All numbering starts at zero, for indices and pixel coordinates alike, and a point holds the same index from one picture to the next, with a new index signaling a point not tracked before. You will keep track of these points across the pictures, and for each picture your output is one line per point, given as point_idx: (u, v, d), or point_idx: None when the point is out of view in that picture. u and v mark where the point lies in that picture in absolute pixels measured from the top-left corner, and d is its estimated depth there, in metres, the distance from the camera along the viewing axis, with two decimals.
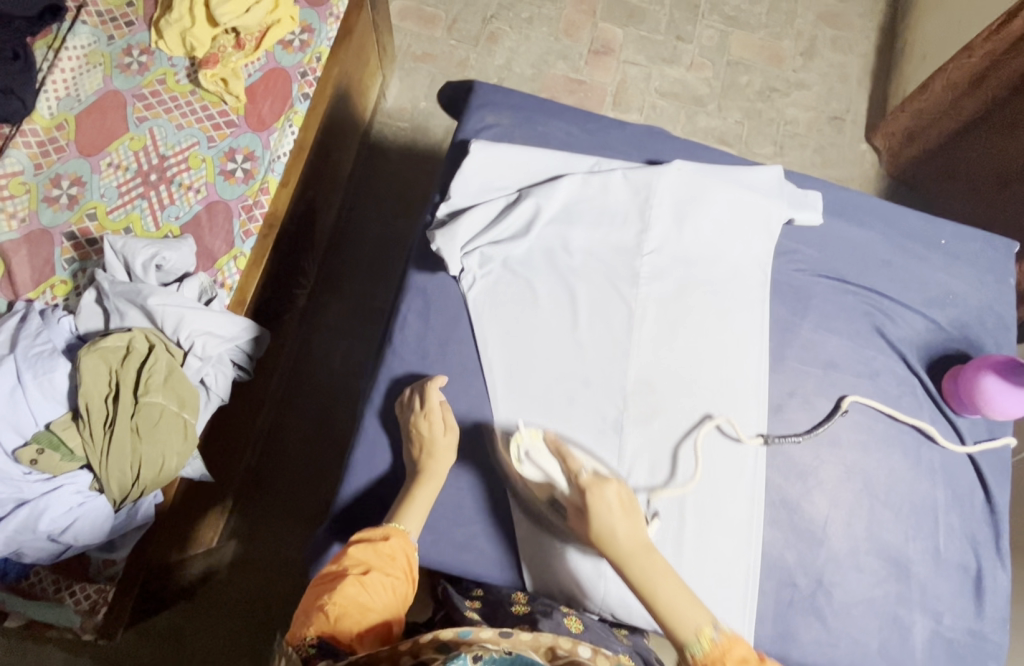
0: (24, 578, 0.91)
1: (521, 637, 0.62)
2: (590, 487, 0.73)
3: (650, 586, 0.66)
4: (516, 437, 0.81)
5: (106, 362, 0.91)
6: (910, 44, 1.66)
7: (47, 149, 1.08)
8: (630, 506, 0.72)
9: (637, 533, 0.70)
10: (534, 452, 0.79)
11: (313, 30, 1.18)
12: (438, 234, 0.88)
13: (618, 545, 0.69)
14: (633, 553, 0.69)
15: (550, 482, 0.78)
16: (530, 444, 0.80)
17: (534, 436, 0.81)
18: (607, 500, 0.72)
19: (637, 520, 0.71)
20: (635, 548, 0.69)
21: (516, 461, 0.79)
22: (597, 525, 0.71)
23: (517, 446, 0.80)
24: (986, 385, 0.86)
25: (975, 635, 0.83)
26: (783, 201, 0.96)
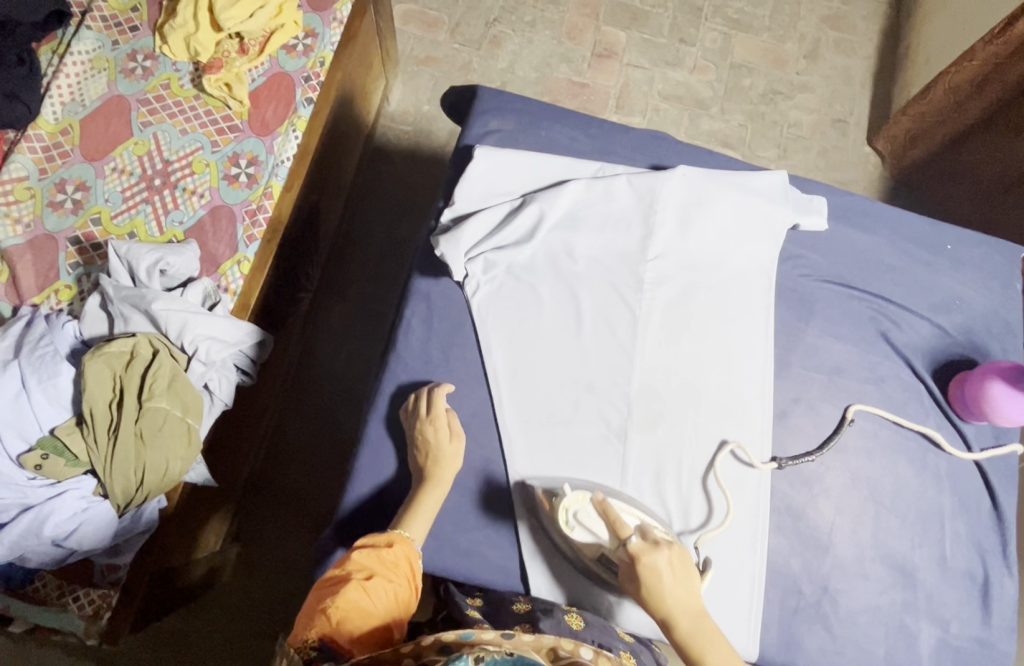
0: (29, 582, 0.91)
1: (524, 638, 0.62)
2: (641, 556, 0.71)
3: (703, 655, 0.68)
4: (563, 502, 0.77)
5: (111, 367, 0.91)
6: (914, 47, 1.65)
7: (52, 154, 1.08)
8: (682, 570, 0.72)
9: (690, 600, 0.71)
10: (582, 514, 0.77)
11: (317, 34, 1.18)
12: (442, 239, 0.88)
13: (672, 615, 0.70)
14: (687, 623, 0.70)
15: (599, 546, 0.76)
16: (579, 507, 0.77)
17: (582, 497, 0.78)
18: (659, 568, 0.71)
19: (688, 585, 0.71)
20: (689, 616, 0.70)
21: (567, 528, 0.76)
22: (650, 591, 0.70)
23: (566, 513, 0.76)
24: (992, 391, 0.85)
25: (983, 644, 0.82)
26: (788, 206, 0.96)
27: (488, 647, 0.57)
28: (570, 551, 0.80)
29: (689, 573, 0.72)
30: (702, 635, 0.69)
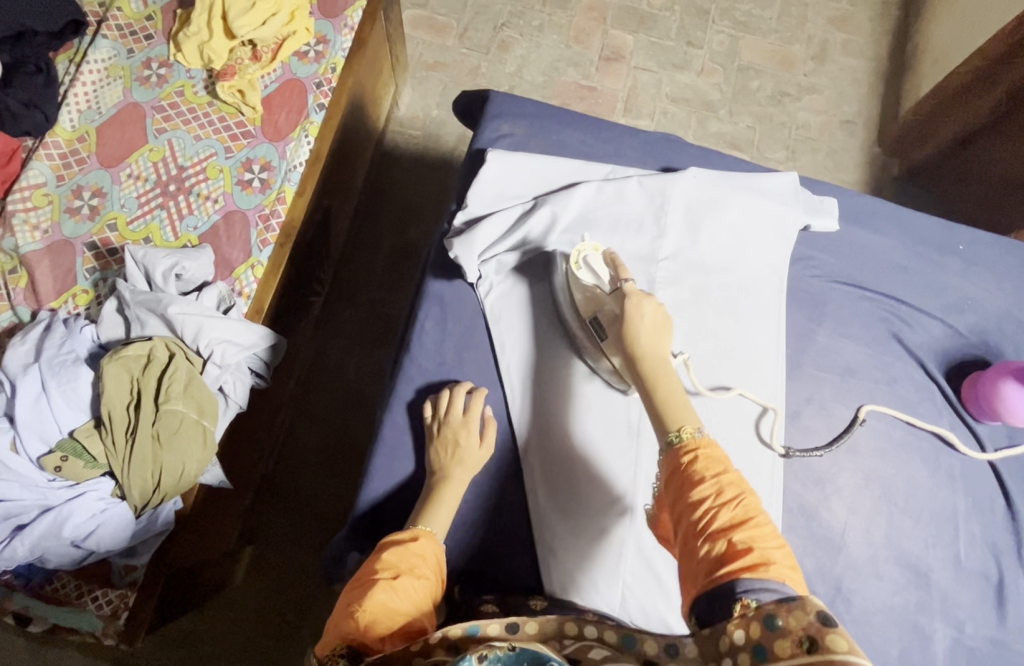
0: (48, 583, 0.93)
1: (528, 629, 0.63)
2: (631, 295, 0.78)
3: (654, 386, 0.72)
4: (579, 245, 0.87)
5: (128, 371, 0.92)
6: (922, 48, 1.65)
7: (69, 161, 1.09)
8: (661, 326, 0.77)
9: (659, 346, 0.75)
10: (592, 259, 0.86)
11: (328, 40, 1.20)
12: (455, 243, 0.89)
13: (638, 347, 0.75)
14: (650, 359, 0.74)
15: (595, 288, 0.84)
16: (591, 252, 0.86)
17: (597, 249, 0.87)
18: (643, 313, 0.77)
19: (665, 338, 0.76)
20: (653, 355, 0.74)
21: (574, 261, 0.85)
22: (627, 325, 0.76)
23: (579, 251, 0.86)
24: (1006, 392, 0.86)
25: (999, 645, 0.82)
26: (798, 207, 0.96)
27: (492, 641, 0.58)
28: (569, 319, 0.88)
29: (668, 332, 0.77)
30: (659, 372, 0.73)
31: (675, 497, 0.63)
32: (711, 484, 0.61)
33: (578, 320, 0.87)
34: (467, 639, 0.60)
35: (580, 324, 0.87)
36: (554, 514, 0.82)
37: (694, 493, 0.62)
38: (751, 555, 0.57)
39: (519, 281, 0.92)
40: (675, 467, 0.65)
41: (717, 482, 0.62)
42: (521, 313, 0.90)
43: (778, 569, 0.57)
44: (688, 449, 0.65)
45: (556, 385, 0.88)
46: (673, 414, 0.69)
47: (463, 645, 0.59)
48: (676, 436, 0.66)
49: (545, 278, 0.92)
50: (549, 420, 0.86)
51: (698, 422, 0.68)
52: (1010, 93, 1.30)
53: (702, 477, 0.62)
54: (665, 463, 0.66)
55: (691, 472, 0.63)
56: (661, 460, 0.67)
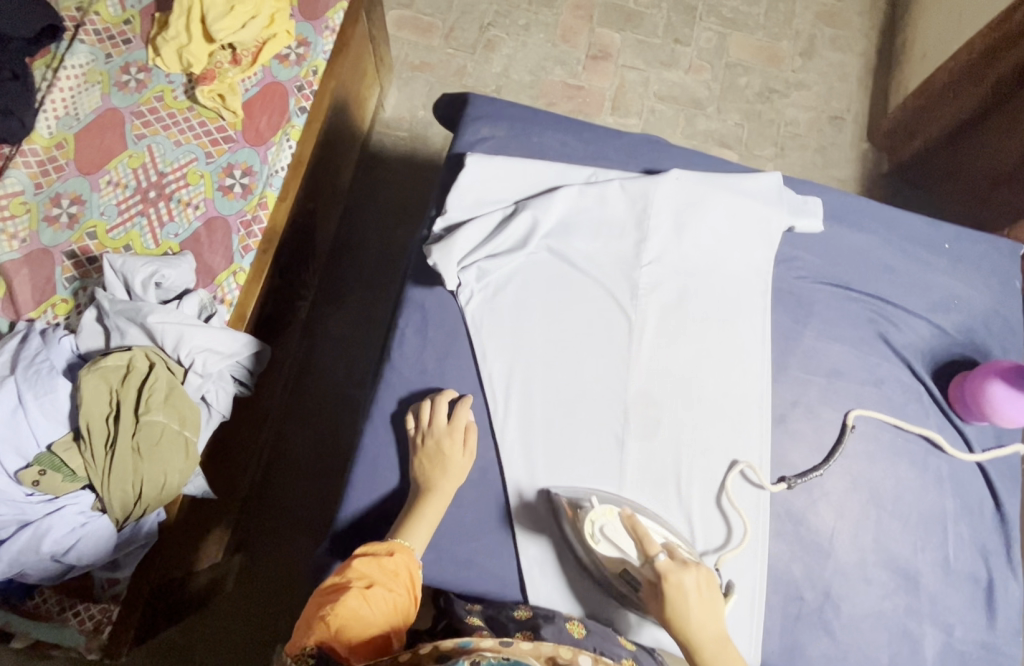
0: (28, 598, 0.90)
1: (522, 645, 0.63)
2: (668, 576, 0.70)
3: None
4: (589, 515, 0.78)
5: (107, 382, 0.91)
6: (910, 43, 1.64)
7: (47, 169, 1.08)
8: (707, 593, 0.70)
9: (714, 627, 0.69)
10: (608, 527, 0.77)
11: (309, 43, 1.18)
12: (434, 249, 0.88)
13: (693, 635, 0.68)
14: (711, 648, 0.68)
15: (624, 562, 0.76)
16: (606, 520, 0.78)
17: (609, 511, 0.79)
18: (686, 589, 0.70)
19: (715, 612, 0.70)
20: (714, 643, 0.68)
21: (592, 539, 0.77)
22: (675, 620, 0.69)
23: (592, 521, 0.77)
24: (992, 392, 0.85)
25: (988, 648, 0.81)
26: (783, 208, 0.95)
27: (486, 652, 0.58)
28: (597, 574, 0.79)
29: (716, 598, 0.71)
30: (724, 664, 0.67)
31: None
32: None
33: (603, 574, 0.78)
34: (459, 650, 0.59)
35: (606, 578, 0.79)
36: (537, 521, 0.82)
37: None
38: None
39: (537, 540, 0.81)
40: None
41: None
42: (503, 328, 0.88)
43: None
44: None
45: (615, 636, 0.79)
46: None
47: (455, 654, 0.58)
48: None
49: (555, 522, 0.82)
50: (531, 427, 0.85)
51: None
52: (996, 87, 1.29)
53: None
54: None
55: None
56: None
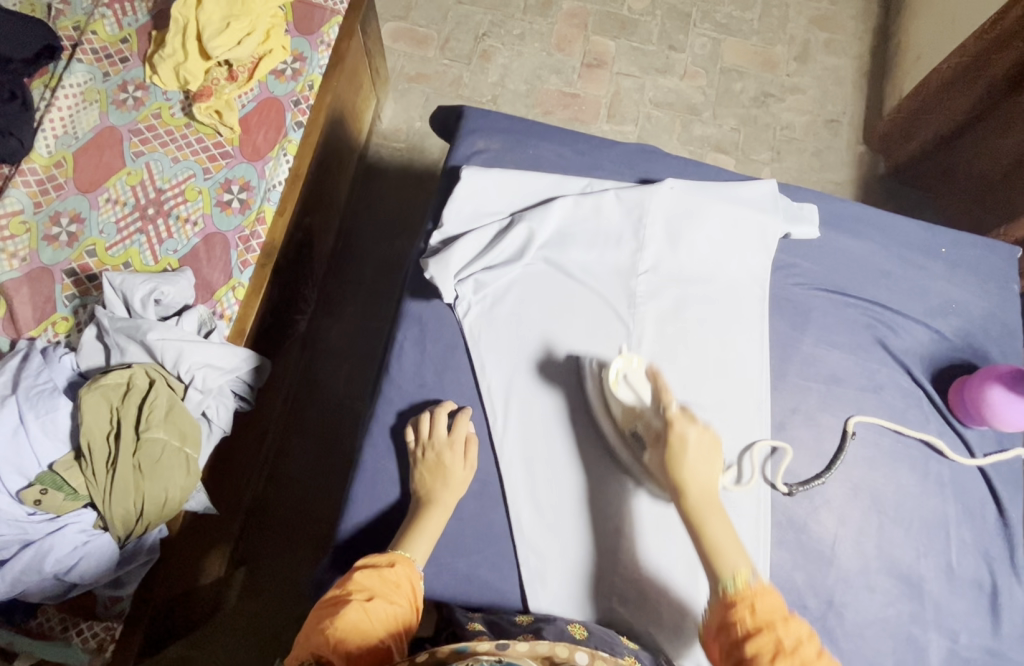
0: (31, 617, 0.91)
1: (519, 647, 0.65)
2: (675, 423, 0.77)
3: (703, 526, 0.73)
4: (618, 358, 0.83)
5: (108, 400, 0.91)
6: (904, 45, 1.65)
7: (46, 188, 1.08)
8: (707, 449, 0.76)
9: (706, 479, 0.75)
10: (632, 376, 0.82)
11: (305, 58, 1.19)
12: (431, 262, 0.88)
13: (684, 482, 0.75)
14: (696, 496, 0.74)
15: (638, 408, 0.81)
16: (630, 368, 0.82)
17: (635, 362, 0.83)
18: (688, 441, 0.76)
19: (713, 473, 0.76)
20: (699, 490, 0.74)
21: (614, 381, 0.82)
22: (674, 462, 0.75)
23: (618, 369, 0.82)
24: (991, 396, 0.85)
25: (994, 654, 0.81)
26: (778, 215, 0.95)
27: (479, 657, 0.58)
28: (609, 434, 0.84)
29: (714, 459, 0.76)
30: (704, 511, 0.74)
31: (730, 648, 0.65)
32: (769, 636, 0.63)
33: (615, 430, 0.84)
34: (454, 655, 0.60)
35: (620, 438, 0.84)
36: (539, 532, 0.82)
37: (749, 646, 0.64)
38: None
39: (550, 395, 0.87)
40: (730, 616, 0.66)
41: (774, 635, 0.64)
42: (501, 339, 0.88)
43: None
44: (741, 599, 0.67)
45: (609, 499, 0.83)
46: (724, 560, 0.70)
47: (450, 659, 0.58)
48: (729, 582, 0.69)
49: (574, 381, 0.87)
50: (531, 436, 0.85)
51: (749, 566, 0.70)
52: (990, 90, 1.31)
53: (757, 628, 0.65)
54: (716, 611, 0.68)
55: (746, 622, 0.65)
56: (710, 608, 0.69)
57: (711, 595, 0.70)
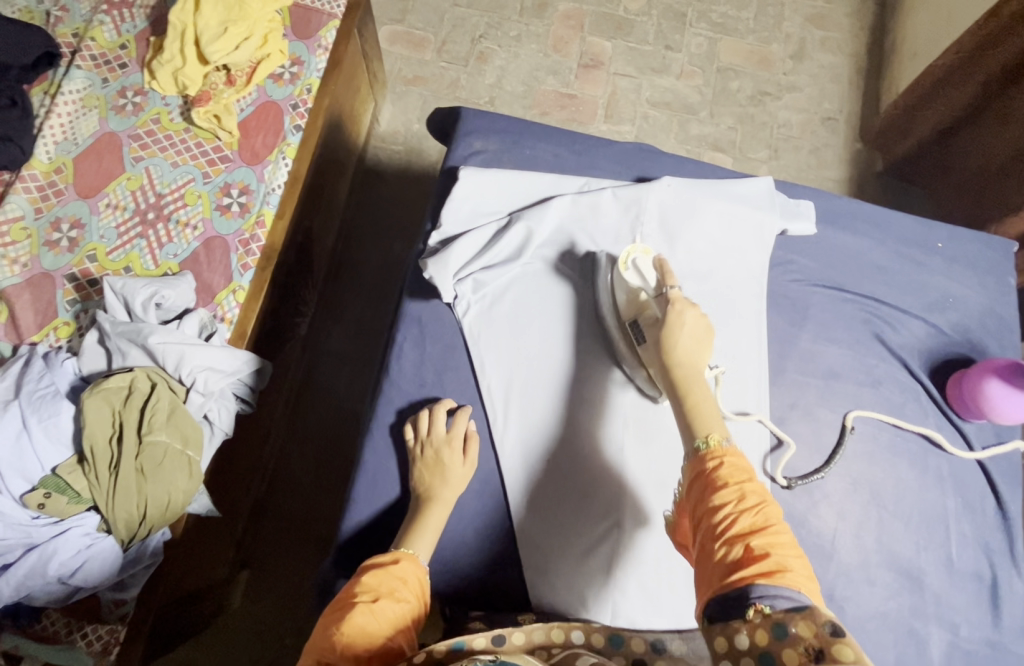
0: (35, 622, 0.91)
1: (516, 639, 0.64)
2: (675, 303, 0.78)
3: (685, 392, 0.72)
4: (630, 247, 0.86)
5: (110, 404, 0.91)
6: (899, 42, 1.65)
7: (47, 194, 1.09)
8: (702, 340, 0.76)
9: (697, 356, 0.74)
10: (640, 264, 0.84)
11: (302, 62, 1.20)
12: (429, 262, 0.88)
13: (673, 355, 0.74)
14: (681, 367, 0.73)
15: (640, 291, 0.83)
16: (641, 256, 0.85)
17: (646, 253, 0.86)
18: (684, 319, 0.76)
19: (703, 351, 0.75)
20: (689, 364, 0.74)
21: (623, 262, 0.85)
22: (667, 333, 0.76)
23: (629, 252, 0.85)
24: (989, 390, 0.85)
25: (995, 646, 0.81)
26: (774, 213, 0.95)
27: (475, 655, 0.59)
28: (612, 327, 0.88)
29: (707, 343, 0.76)
30: (690, 381, 0.72)
31: (697, 499, 0.63)
32: (734, 489, 0.61)
33: (618, 322, 0.87)
34: (452, 654, 0.60)
35: (622, 332, 0.87)
36: (539, 529, 0.82)
37: (715, 498, 0.62)
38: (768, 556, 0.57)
39: (562, 286, 0.91)
40: (699, 473, 0.65)
41: (740, 488, 0.61)
42: (501, 335, 0.89)
43: (795, 577, 0.56)
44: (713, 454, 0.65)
45: (591, 382, 0.88)
46: (703, 420, 0.69)
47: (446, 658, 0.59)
48: (702, 442, 0.66)
49: (585, 279, 0.92)
50: (532, 433, 0.85)
51: (725, 431, 0.68)
52: (984, 86, 1.32)
53: (725, 482, 0.62)
54: (688, 467, 0.66)
55: (715, 479, 0.63)
56: (685, 463, 0.67)
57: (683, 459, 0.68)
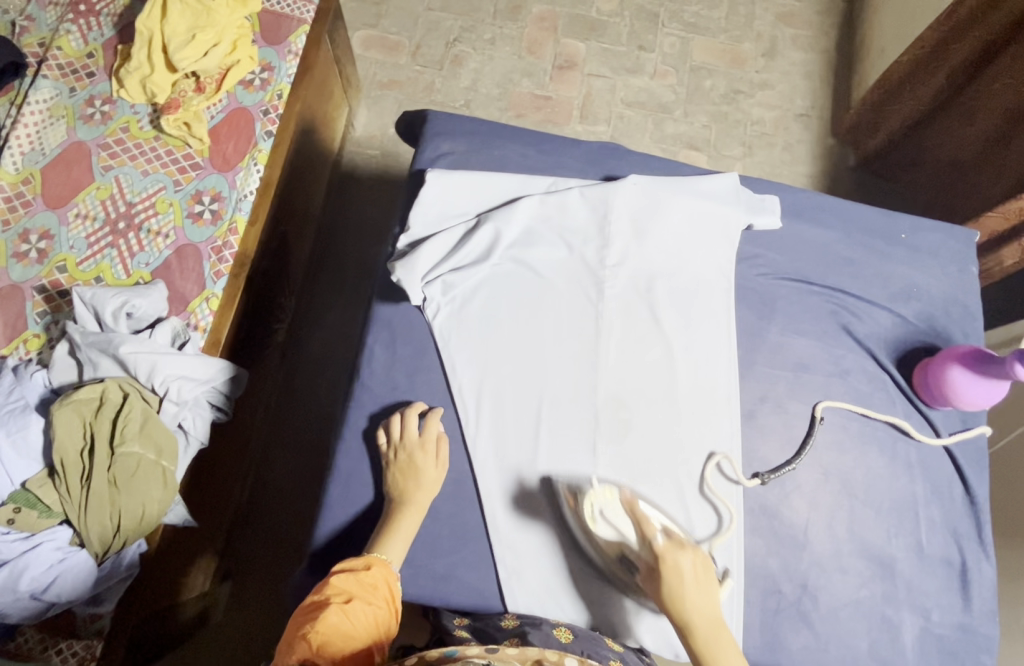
0: (11, 639, 0.89)
1: (508, 652, 0.65)
2: (664, 555, 0.72)
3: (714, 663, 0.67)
4: (589, 497, 0.79)
5: (81, 414, 0.90)
6: (868, 38, 1.68)
7: (14, 205, 1.08)
8: (703, 580, 0.72)
9: (708, 607, 0.70)
10: (609, 512, 0.78)
11: (273, 68, 1.20)
12: (398, 265, 0.88)
13: (687, 618, 0.69)
14: (704, 631, 0.69)
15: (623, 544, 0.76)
16: (605, 502, 0.79)
17: (607, 494, 0.80)
18: (683, 567, 0.72)
19: (711, 593, 0.71)
20: (707, 619, 0.69)
21: (591, 520, 0.78)
22: (670, 590, 0.71)
23: (592, 506, 0.79)
24: (953, 377, 0.86)
25: (965, 630, 0.83)
26: (740, 207, 0.96)
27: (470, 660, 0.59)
28: (595, 558, 0.81)
29: (711, 584, 0.72)
30: (715, 648, 0.67)
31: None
32: None
33: (602, 557, 0.80)
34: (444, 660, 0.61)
35: (606, 562, 0.80)
36: (515, 530, 0.82)
37: None
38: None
39: (537, 530, 0.83)
40: None
41: None
42: (470, 339, 0.89)
43: None
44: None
45: (608, 623, 0.81)
46: None
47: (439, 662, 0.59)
48: None
49: (554, 507, 0.84)
50: (504, 438, 0.85)
51: None
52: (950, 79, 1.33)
53: None
54: None
55: None
56: None
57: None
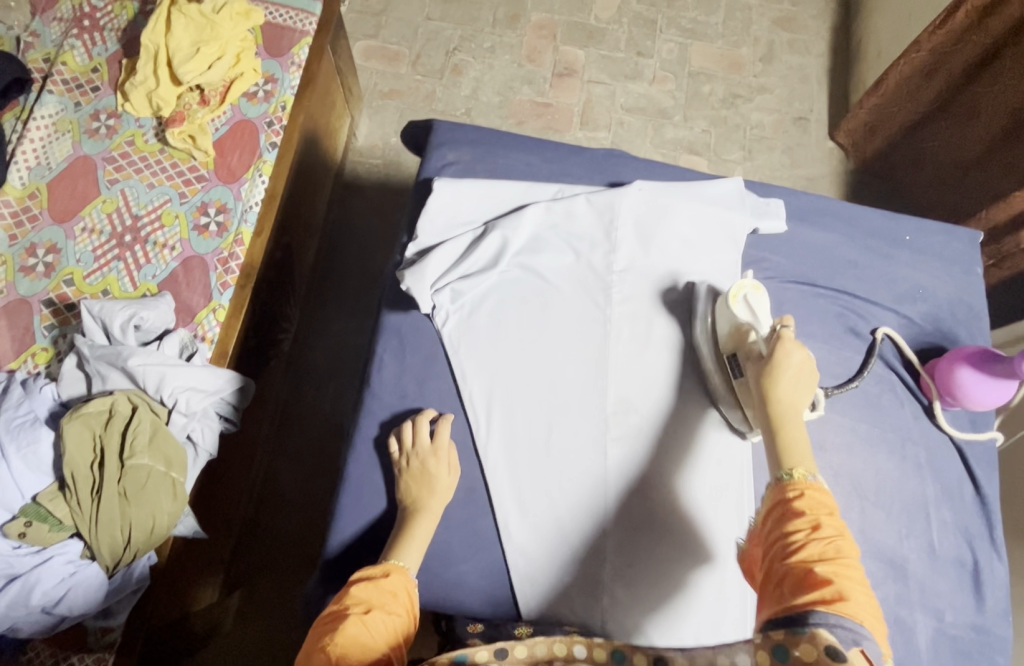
0: (21, 653, 0.88)
1: (517, 653, 0.62)
2: (784, 340, 0.73)
3: (779, 428, 0.68)
4: (740, 282, 0.85)
5: (90, 428, 0.90)
6: (865, 41, 1.69)
7: (21, 220, 1.08)
8: (805, 377, 0.71)
9: (803, 400, 0.70)
10: (751, 299, 0.84)
11: (276, 79, 1.20)
12: (407, 274, 0.89)
13: (773, 390, 0.70)
14: (782, 405, 0.69)
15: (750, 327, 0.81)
16: (752, 292, 0.84)
17: (757, 289, 0.85)
18: (791, 359, 0.72)
19: (808, 391, 0.71)
20: (790, 401, 0.69)
21: (734, 295, 0.84)
22: (774, 365, 0.72)
23: (739, 288, 0.84)
24: (961, 377, 0.87)
25: (979, 631, 0.83)
26: (745, 212, 0.97)
27: None
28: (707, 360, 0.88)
29: (811, 387, 0.72)
30: (786, 420, 0.68)
31: (771, 527, 0.60)
32: (809, 519, 0.58)
33: (715, 356, 0.87)
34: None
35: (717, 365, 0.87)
36: (527, 537, 0.82)
37: (790, 527, 0.59)
38: (832, 590, 0.53)
39: (664, 320, 0.92)
40: (778, 499, 0.62)
41: (817, 519, 0.58)
42: (482, 345, 0.89)
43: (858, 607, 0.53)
44: (796, 486, 0.62)
45: (686, 421, 0.88)
46: (795, 456, 0.65)
47: None
48: (789, 473, 0.64)
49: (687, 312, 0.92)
50: (515, 444, 0.86)
51: (813, 469, 0.64)
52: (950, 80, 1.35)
53: (803, 511, 0.59)
54: (770, 495, 0.64)
55: (792, 504, 0.60)
56: (766, 491, 0.64)
57: (766, 484, 0.65)
